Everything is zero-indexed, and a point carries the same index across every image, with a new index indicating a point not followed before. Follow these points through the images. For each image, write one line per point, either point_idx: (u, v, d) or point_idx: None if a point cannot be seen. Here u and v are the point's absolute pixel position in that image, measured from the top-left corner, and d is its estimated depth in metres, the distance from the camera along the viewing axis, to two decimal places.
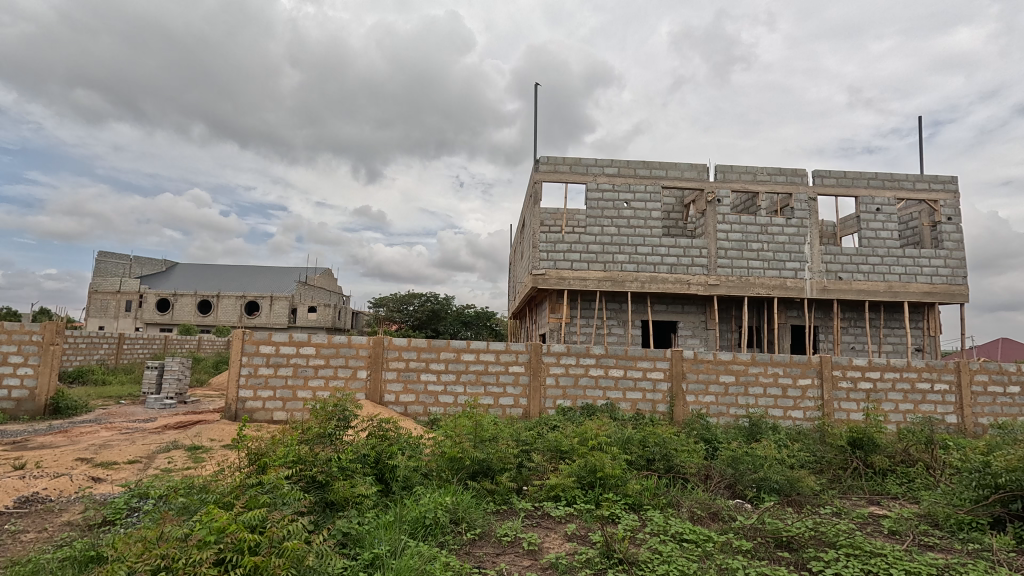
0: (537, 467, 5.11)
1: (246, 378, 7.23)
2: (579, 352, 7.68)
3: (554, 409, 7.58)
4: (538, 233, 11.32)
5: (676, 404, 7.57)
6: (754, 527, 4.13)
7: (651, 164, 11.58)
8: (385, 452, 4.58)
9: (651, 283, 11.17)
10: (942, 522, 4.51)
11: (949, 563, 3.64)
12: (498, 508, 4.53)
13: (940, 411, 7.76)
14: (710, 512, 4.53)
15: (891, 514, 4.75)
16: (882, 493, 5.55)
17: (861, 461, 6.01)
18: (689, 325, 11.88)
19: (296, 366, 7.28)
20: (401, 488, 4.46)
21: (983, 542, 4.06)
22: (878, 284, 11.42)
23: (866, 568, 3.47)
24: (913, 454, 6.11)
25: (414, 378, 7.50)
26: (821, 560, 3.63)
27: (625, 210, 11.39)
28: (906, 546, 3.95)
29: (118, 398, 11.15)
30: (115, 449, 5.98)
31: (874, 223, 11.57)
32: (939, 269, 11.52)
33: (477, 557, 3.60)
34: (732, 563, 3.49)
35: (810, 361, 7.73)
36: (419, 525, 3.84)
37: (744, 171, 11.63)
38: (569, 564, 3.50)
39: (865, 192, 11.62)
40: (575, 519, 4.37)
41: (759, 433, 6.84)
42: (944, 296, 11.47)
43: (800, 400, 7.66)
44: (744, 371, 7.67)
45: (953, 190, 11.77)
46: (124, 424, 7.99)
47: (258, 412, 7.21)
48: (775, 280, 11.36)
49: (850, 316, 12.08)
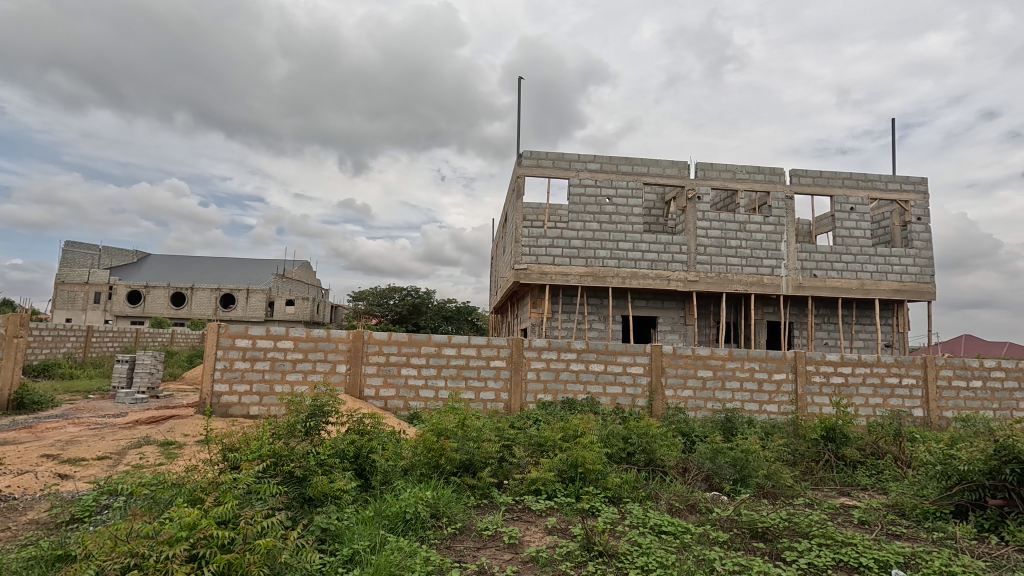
0: (518, 461, 5.15)
1: (220, 372, 7.05)
2: (560, 346, 7.72)
3: (534, 404, 7.59)
4: (520, 228, 11.29)
5: (655, 399, 7.66)
6: (730, 519, 4.21)
7: (633, 160, 11.65)
8: (364, 447, 4.53)
9: (631, 278, 11.25)
10: (909, 512, 4.68)
11: (915, 551, 3.77)
12: (478, 502, 4.54)
13: (907, 405, 8.02)
14: (687, 504, 4.62)
15: (860, 505, 4.90)
16: (852, 484, 5.73)
17: (833, 454, 6.17)
18: (668, 321, 12.05)
19: (273, 361, 7.15)
20: (380, 483, 4.46)
21: (947, 530, 4.23)
22: (851, 282, 11.71)
23: (837, 558, 3.57)
24: (881, 447, 6.32)
25: (394, 373, 7.44)
26: (793, 550, 3.72)
27: (607, 206, 11.45)
28: (874, 536, 4.08)
29: (87, 393, 10.81)
30: (83, 445, 5.80)
31: (848, 222, 11.85)
32: (909, 268, 11.88)
33: (457, 552, 3.59)
34: (709, 554, 3.55)
35: (785, 357, 7.89)
36: (398, 520, 3.82)
37: (723, 170, 11.77)
38: (549, 557, 3.52)
39: (839, 192, 11.87)
40: (555, 512, 4.40)
41: (734, 427, 7.00)
42: (913, 294, 11.81)
43: (775, 394, 7.82)
44: (721, 367, 7.81)
45: (922, 191, 12.14)
46: (93, 419, 7.75)
47: (234, 407, 7.04)
48: (752, 277, 11.56)
49: (824, 313, 12.42)
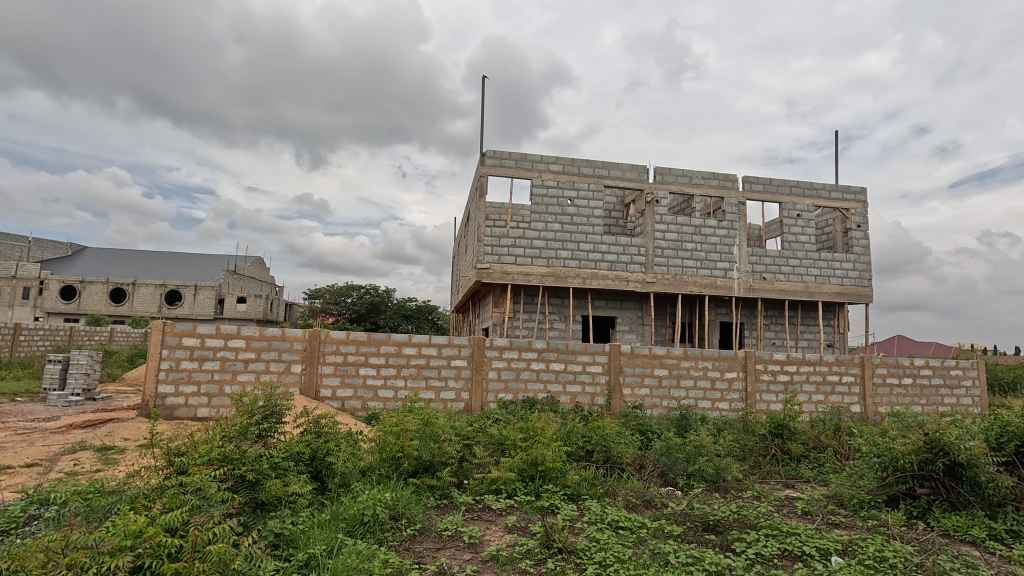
0: (478, 461, 5.15)
1: (165, 372, 6.70)
2: (521, 346, 7.75)
3: (495, 404, 7.60)
4: (483, 228, 11.27)
5: (613, 397, 7.82)
6: (684, 513, 4.35)
7: (594, 163, 11.85)
8: (320, 449, 4.41)
9: (591, 279, 11.43)
10: (847, 501, 4.96)
11: (852, 538, 4.01)
12: (438, 503, 4.50)
13: (846, 401, 8.51)
14: (643, 500, 4.74)
15: (803, 496, 5.17)
16: (796, 477, 6.03)
17: (779, 448, 6.48)
18: (626, 321, 12.32)
19: (223, 361, 6.85)
20: (338, 485, 4.36)
21: (881, 518, 4.52)
22: (797, 285, 12.32)
23: (782, 547, 3.75)
24: (823, 441, 6.68)
25: (352, 373, 7.28)
26: (742, 541, 3.89)
27: (569, 208, 11.60)
28: (816, 525, 4.32)
29: (13, 396, 10.03)
30: (8, 452, 5.38)
31: (795, 228, 12.46)
32: (849, 272, 12.60)
33: (416, 553, 3.55)
34: (663, 547, 3.66)
35: (736, 356, 8.22)
36: (356, 523, 3.75)
37: (680, 174, 12.13)
38: (509, 556, 3.53)
39: (787, 199, 12.46)
40: (515, 510, 4.43)
41: (688, 424, 7.23)
42: (853, 297, 12.55)
43: (726, 392, 8.13)
44: (676, 365, 8.05)
45: (861, 200, 12.90)
46: (20, 424, 7.21)
47: (179, 409, 6.71)
48: (706, 278, 11.98)
49: (772, 314, 13.01)
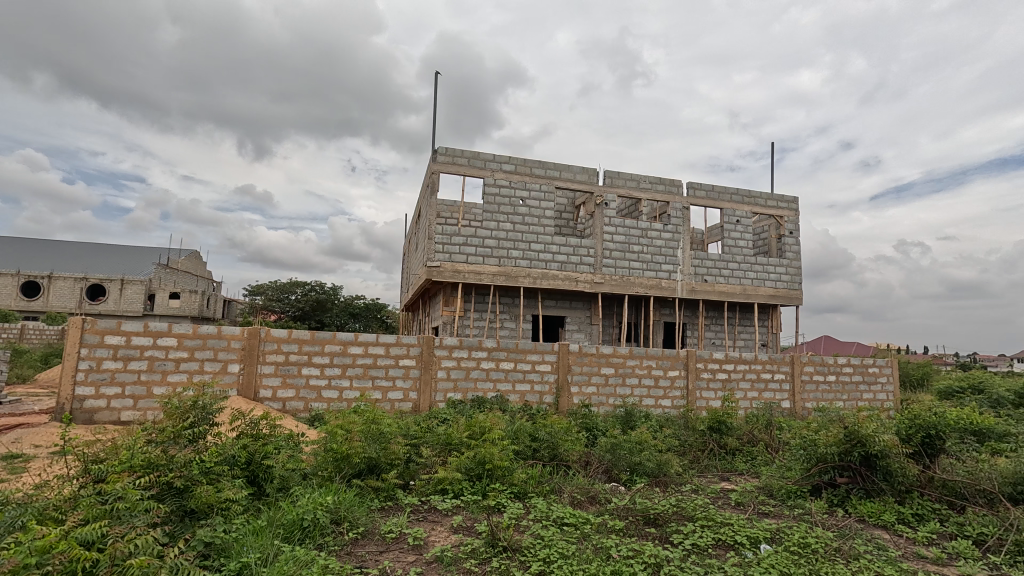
0: (425, 462, 5.08)
1: (84, 373, 6.19)
2: (471, 346, 7.71)
3: (443, 404, 7.53)
4: (434, 225, 11.14)
5: (561, 395, 7.94)
6: (626, 508, 4.47)
7: (546, 164, 11.97)
8: (258, 452, 4.22)
9: (542, 279, 11.55)
10: (776, 492, 5.26)
11: (779, 526, 4.26)
12: (382, 505, 4.41)
13: (778, 397, 9.04)
14: (588, 496, 4.84)
15: (737, 488, 5.43)
16: (731, 470, 6.34)
17: (716, 443, 6.79)
18: (575, 320, 12.54)
19: (151, 360, 6.42)
20: (276, 489, 4.18)
21: (805, 507, 4.83)
22: (735, 287, 12.95)
23: (716, 537, 3.94)
24: (756, 435, 7.05)
25: (294, 372, 7.00)
26: (680, 532, 4.04)
27: (521, 208, 11.66)
28: (747, 515, 4.55)
29: None
30: None
31: (734, 233, 13.09)
32: (782, 276, 13.38)
33: (358, 557, 3.46)
34: (606, 542, 3.74)
35: (678, 355, 8.55)
36: (295, 528, 3.61)
37: (628, 178, 12.46)
38: (453, 556, 3.51)
39: (728, 206, 13.07)
40: (461, 510, 4.40)
41: (632, 421, 7.44)
42: (785, 299, 13.34)
43: (669, 390, 8.44)
44: (622, 364, 8.27)
45: (794, 208, 13.73)
46: None
47: (100, 413, 6.22)
48: (651, 280, 12.38)
49: (712, 315, 13.61)
